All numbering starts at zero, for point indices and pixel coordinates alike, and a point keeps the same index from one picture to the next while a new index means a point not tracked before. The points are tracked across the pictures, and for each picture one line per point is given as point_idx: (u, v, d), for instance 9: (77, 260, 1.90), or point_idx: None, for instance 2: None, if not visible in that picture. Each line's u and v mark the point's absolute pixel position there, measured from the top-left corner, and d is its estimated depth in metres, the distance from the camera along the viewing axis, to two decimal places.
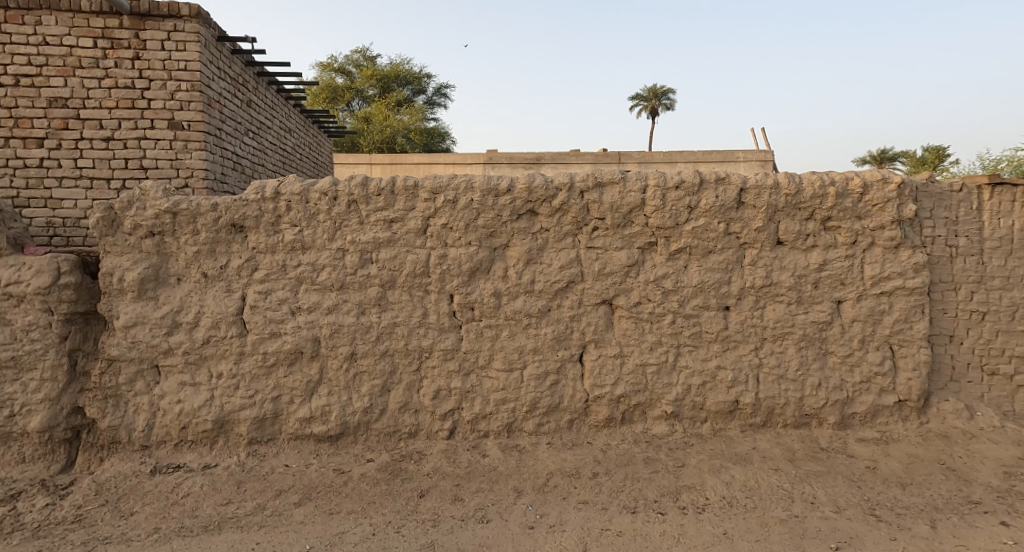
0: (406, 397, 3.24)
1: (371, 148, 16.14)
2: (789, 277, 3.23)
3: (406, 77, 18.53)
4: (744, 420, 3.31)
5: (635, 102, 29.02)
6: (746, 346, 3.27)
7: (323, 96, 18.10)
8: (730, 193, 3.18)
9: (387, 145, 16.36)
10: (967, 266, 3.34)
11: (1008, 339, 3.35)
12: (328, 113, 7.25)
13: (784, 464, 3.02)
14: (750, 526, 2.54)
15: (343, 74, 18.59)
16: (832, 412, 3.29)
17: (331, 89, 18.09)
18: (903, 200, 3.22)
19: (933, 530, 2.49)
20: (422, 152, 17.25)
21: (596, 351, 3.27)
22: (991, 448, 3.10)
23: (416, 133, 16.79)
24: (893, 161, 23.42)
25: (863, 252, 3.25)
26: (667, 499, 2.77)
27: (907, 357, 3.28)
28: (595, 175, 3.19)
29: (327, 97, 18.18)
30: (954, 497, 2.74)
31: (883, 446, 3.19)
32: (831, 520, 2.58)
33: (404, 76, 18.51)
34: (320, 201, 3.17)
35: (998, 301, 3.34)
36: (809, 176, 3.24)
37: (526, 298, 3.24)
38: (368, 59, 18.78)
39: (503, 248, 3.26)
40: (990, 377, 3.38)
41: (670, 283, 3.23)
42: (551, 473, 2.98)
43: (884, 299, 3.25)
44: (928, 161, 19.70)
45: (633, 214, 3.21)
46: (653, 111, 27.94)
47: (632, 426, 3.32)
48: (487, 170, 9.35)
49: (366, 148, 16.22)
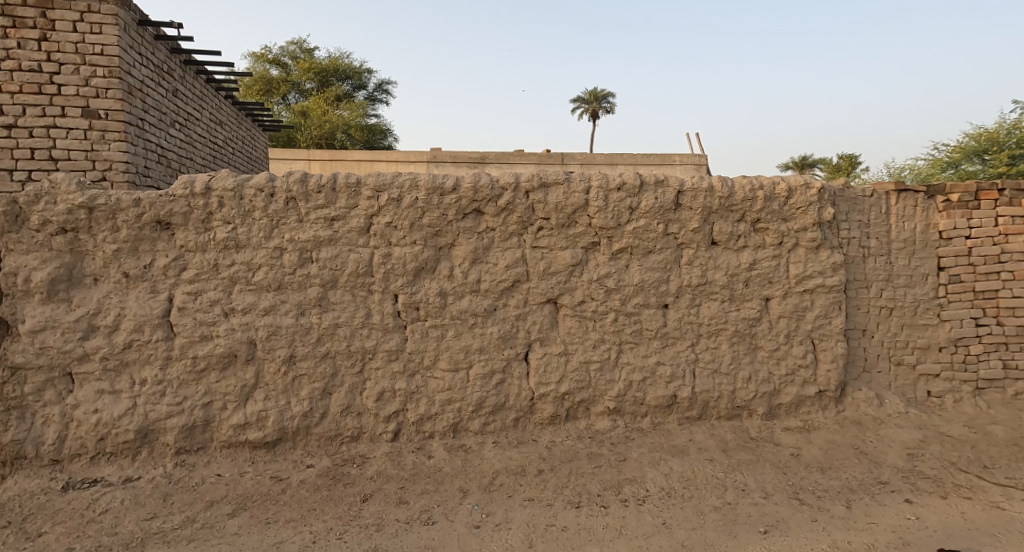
0: (348, 400, 3.16)
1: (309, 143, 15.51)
2: (722, 276, 3.40)
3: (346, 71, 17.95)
4: (682, 414, 3.44)
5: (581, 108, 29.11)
6: (682, 343, 3.41)
7: (257, 88, 17.13)
8: (669, 196, 3.32)
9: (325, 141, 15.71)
10: (877, 266, 3.63)
11: (911, 332, 3.67)
12: (263, 106, 6.93)
13: (718, 455, 3.18)
14: (687, 515, 2.67)
15: (277, 65, 17.78)
16: (761, 404, 3.48)
17: (266, 81, 17.28)
18: (822, 203, 3.46)
19: (849, 510, 2.70)
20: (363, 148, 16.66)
21: (541, 349, 3.31)
22: (897, 432, 3.40)
23: (356, 129, 16.19)
24: (814, 167, 24.89)
25: (788, 252, 3.46)
26: (609, 493, 2.84)
27: (827, 351, 3.51)
28: (539, 175, 3.24)
29: (262, 89, 17.25)
30: (866, 478, 2.99)
31: (806, 434, 3.40)
32: (760, 505, 2.74)
33: (343, 71, 17.90)
34: (255, 198, 3.03)
35: (903, 298, 3.65)
36: (740, 180, 3.43)
37: (472, 299, 3.24)
38: (304, 51, 18.06)
39: (448, 247, 3.24)
40: (897, 367, 3.68)
41: (612, 282, 3.32)
42: (496, 471, 2.99)
43: (806, 296, 3.48)
44: (843, 168, 21.08)
45: (576, 214, 3.28)
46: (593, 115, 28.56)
47: (576, 422, 3.38)
48: (430, 169, 9.05)
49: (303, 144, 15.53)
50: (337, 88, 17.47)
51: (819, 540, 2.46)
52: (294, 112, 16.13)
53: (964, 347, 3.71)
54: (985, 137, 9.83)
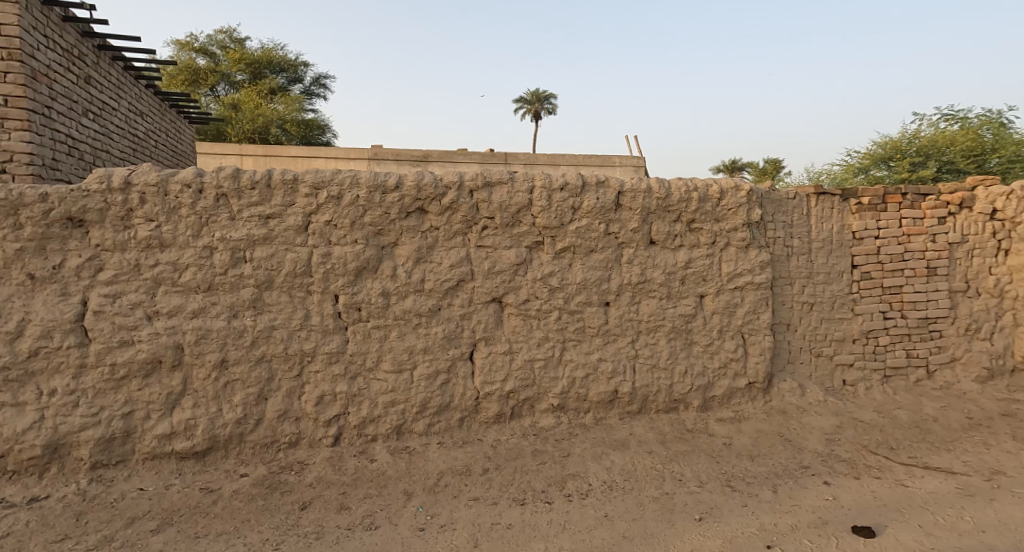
0: (285, 404, 3.04)
1: (241, 138, 14.70)
2: (660, 274, 3.52)
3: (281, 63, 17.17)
4: (623, 408, 3.54)
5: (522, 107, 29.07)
6: (623, 339, 3.50)
7: (181, 78, 16.20)
8: (609, 196, 3.40)
9: (258, 135, 14.93)
10: (800, 264, 3.87)
11: (829, 326, 3.94)
12: (189, 97, 6.53)
13: (656, 447, 3.29)
14: (627, 506, 2.74)
15: (204, 55, 16.83)
16: (696, 396, 3.63)
17: (192, 72, 16.35)
18: (751, 205, 3.66)
19: (775, 494, 2.87)
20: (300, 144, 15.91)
21: (486, 349, 3.31)
22: (817, 419, 3.64)
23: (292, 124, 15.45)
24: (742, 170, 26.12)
25: (720, 251, 3.64)
26: (553, 488, 2.88)
27: (756, 345, 3.71)
28: (483, 175, 3.25)
29: (187, 79, 16.32)
30: (790, 463, 3.18)
31: (737, 424, 3.58)
32: (695, 494, 2.86)
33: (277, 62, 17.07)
34: (181, 194, 2.87)
35: (822, 294, 3.91)
36: (676, 182, 3.56)
37: (415, 298, 3.19)
38: (235, 40, 17.17)
39: (391, 247, 3.18)
40: (817, 358, 3.94)
41: (555, 281, 3.37)
42: (441, 472, 2.96)
43: (737, 293, 3.66)
44: (769, 171, 22.27)
45: (520, 214, 3.31)
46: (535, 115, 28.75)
47: (520, 420, 3.40)
48: (371, 167, 7.87)
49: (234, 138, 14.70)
50: (271, 81, 16.63)
51: (749, 523, 2.59)
52: (224, 105, 15.26)
53: (874, 338, 4.02)
54: (891, 145, 10.69)
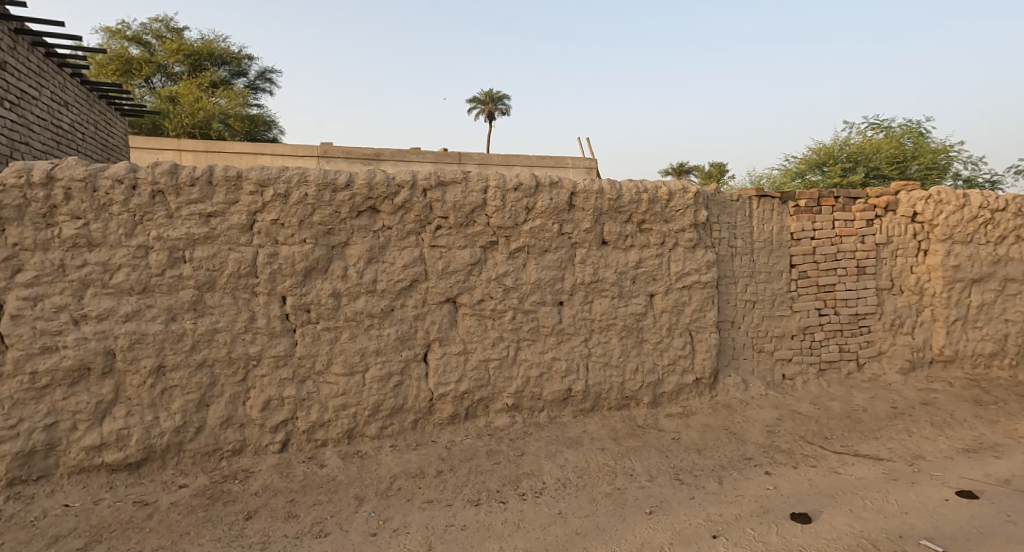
0: (229, 410, 2.91)
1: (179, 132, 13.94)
2: (612, 274, 3.58)
3: (222, 56, 16.43)
4: (576, 406, 3.58)
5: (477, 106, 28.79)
6: (576, 338, 3.54)
7: (112, 67, 15.27)
8: (563, 197, 3.44)
9: (198, 130, 14.19)
10: (743, 264, 4.03)
11: (770, 323, 4.12)
12: (120, 88, 6.16)
13: (609, 443, 3.35)
14: (581, 503, 2.78)
15: (137, 44, 15.92)
16: (647, 393, 3.71)
17: (124, 61, 15.44)
18: (697, 207, 3.78)
19: (721, 485, 2.97)
20: (244, 140, 15.23)
21: (440, 349, 3.28)
22: (759, 412, 3.80)
23: (235, 119, 14.75)
24: (688, 172, 26.96)
25: (669, 251, 3.74)
26: (508, 488, 2.89)
27: (702, 342, 3.83)
28: (436, 174, 3.22)
29: (118, 69, 15.39)
30: (735, 456, 3.30)
31: (685, 419, 3.69)
32: (646, 488, 2.93)
33: (218, 54, 16.33)
34: (112, 191, 2.70)
35: (763, 292, 4.08)
36: (627, 184, 3.64)
37: (367, 299, 3.13)
38: (171, 30, 16.32)
39: (341, 246, 3.10)
40: (759, 354, 4.11)
41: (510, 281, 3.37)
42: (394, 476, 2.91)
43: (685, 292, 3.77)
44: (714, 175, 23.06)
45: (474, 214, 3.30)
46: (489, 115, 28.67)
47: (475, 421, 3.39)
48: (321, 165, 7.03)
49: (172, 132, 13.93)
50: (213, 74, 15.90)
51: (697, 515, 2.68)
52: (160, 97, 14.46)
53: (810, 334, 4.23)
54: (823, 151, 11.29)
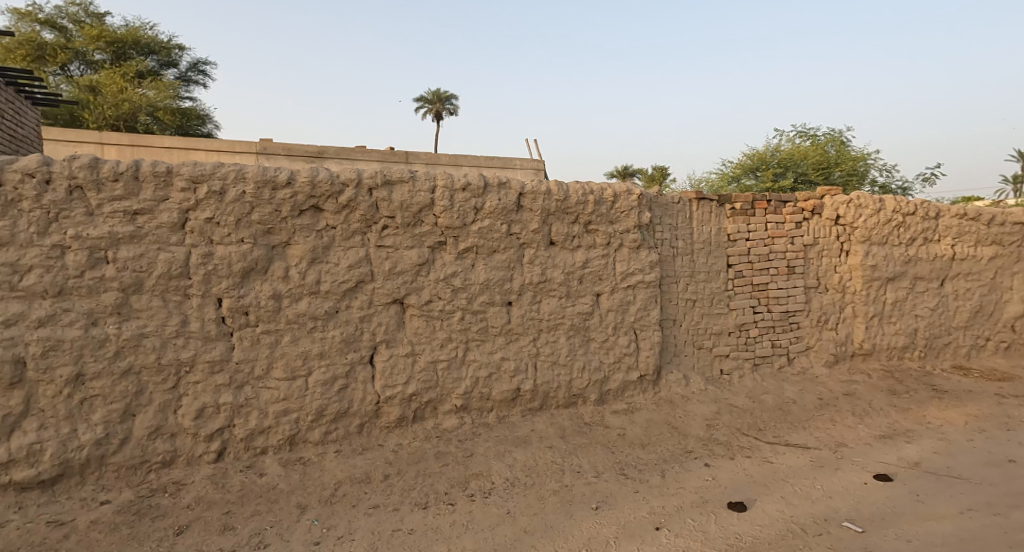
0: (158, 420, 2.75)
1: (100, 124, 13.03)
2: (560, 274, 3.63)
3: (149, 45, 15.52)
4: (525, 406, 3.60)
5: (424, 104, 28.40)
6: (525, 338, 3.56)
7: (22, 52, 14.13)
8: (511, 197, 3.46)
9: (123, 122, 13.32)
10: (684, 264, 4.17)
11: (709, 320, 4.28)
12: (31, 76, 5.71)
13: (556, 441, 3.39)
14: (529, 501, 2.80)
15: (52, 28, 14.80)
16: (593, 391, 3.78)
17: (36, 46, 14.32)
18: (641, 208, 3.89)
19: (663, 479, 3.06)
20: (174, 135, 14.42)
21: (387, 351, 3.22)
22: (699, 407, 3.95)
23: (164, 112, 13.94)
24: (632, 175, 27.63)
25: (615, 251, 3.82)
26: (456, 489, 2.87)
27: (646, 340, 3.94)
28: (383, 173, 3.16)
29: (30, 54, 14.26)
30: (676, 449, 3.42)
31: (630, 415, 3.78)
32: (593, 484, 2.98)
33: (144, 43, 15.41)
34: (23, 186, 2.51)
35: (702, 291, 4.24)
36: (574, 185, 3.70)
37: (310, 301, 3.04)
38: (91, 15, 15.27)
39: (282, 246, 3.00)
40: (699, 350, 4.27)
41: (458, 281, 3.36)
42: (338, 482, 2.84)
43: (630, 291, 3.86)
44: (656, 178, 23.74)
45: (422, 213, 3.26)
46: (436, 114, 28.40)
47: (423, 423, 3.34)
48: (259, 162, 5.80)
49: (92, 124, 13.01)
50: (139, 63, 14.98)
51: (641, 508, 2.75)
52: (79, 87, 13.49)
53: (745, 330, 4.42)
54: (756, 157, 11.86)
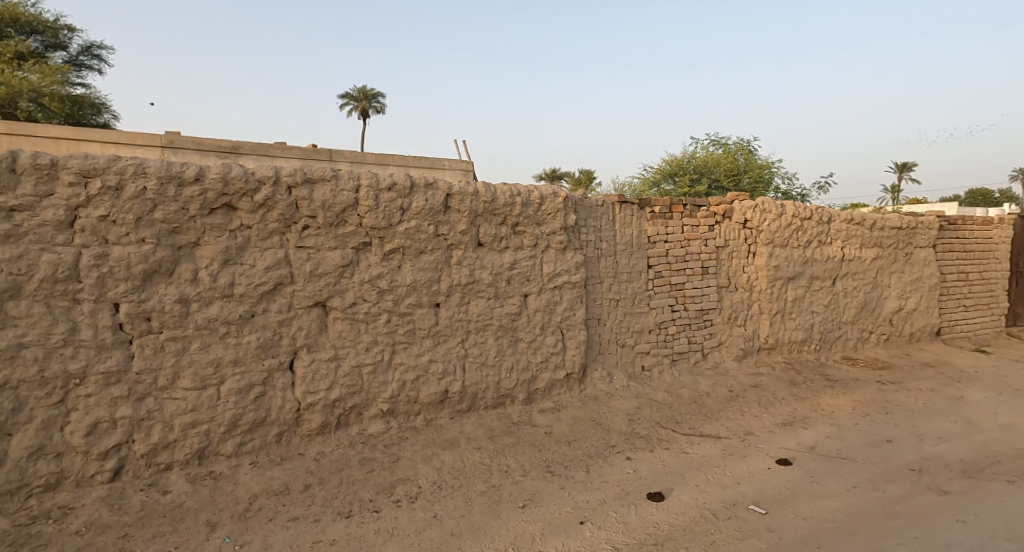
0: (42, 438, 2.50)
1: None
2: (488, 275, 3.64)
3: (33, 24, 14.07)
4: (453, 407, 3.57)
5: (349, 100, 27.46)
6: (453, 339, 3.54)
7: None
8: (438, 198, 3.44)
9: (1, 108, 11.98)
10: (608, 265, 4.31)
11: (632, 319, 4.44)
12: None
13: (485, 442, 3.39)
14: (457, 504, 2.79)
15: None
16: (521, 390, 3.82)
17: None
18: (567, 211, 3.97)
19: (588, 474, 3.15)
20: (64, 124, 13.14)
21: (308, 357, 3.10)
22: (622, 402, 4.09)
23: (51, 98, 12.68)
24: (559, 178, 28.14)
25: (542, 253, 3.89)
26: (381, 496, 2.81)
27: (572, 339, 4.02)
28: (303, 171, 3.05)
29: None
30: (600, 445, 3.52)
31: (556, 413, 3.85)
32: (520, 483, 3.01)
33: (27, 22, 13.95)
34: None
35: (625, 291, 4.39)
36: (501, 187, 3.73)
37: (223, 305, 2.87)
38: None
39: (190, 247, 2.82)
40: (622, 348, 4.42)
41: (384, 283, 3.29)
42: (254, 495, 2.69)
43: (556, 292, 3.94)
44: (583, 181, 24.30)
45: (346, 213, 3.18)
46: (361, 112, 27.64)
47: (347, 429, 3.24)
48: (165, 156, 4.90)
49: None
50: (18, 44, 13.54)
51: (566, 503, 2.81)
52: None
53: (664, 328, 4.63)
54: (673, 162, 12.45)
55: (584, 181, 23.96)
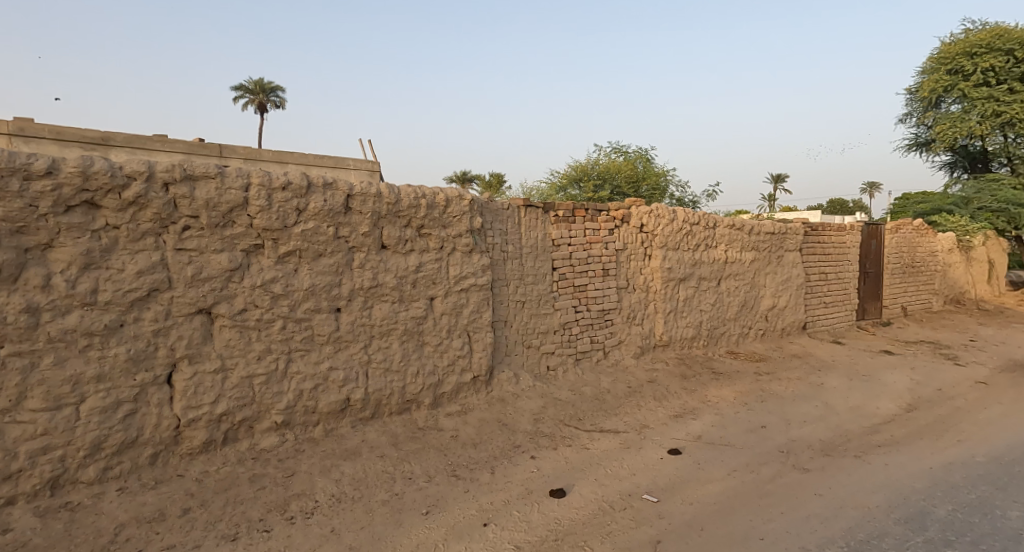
0: None
1: None
2: (392, 278, 3.55)
3: None
4: (355, 415, 3.43)
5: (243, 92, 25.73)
6: (355, 345, 3.41)
7: None
8: (338, 199, 3.30)
9: None
10: (514, 267, 4.34)
11: (537, 320, 4.51)
12: None
13: (388, 450, 3.29)
14: (356, 516, 2.68)
15: None
16: (427, 395, 3.75)
17: None
18: (473, 213, 3.96)
19: (493, 475, 3.15)
20: None
21: (190, 369, 2.86)
22: (528, 402, 4.13)
23: None
24: (469, 181, 28.08)
25: (448, 256, 3.84)
26: (273, 514, 2.63)
27: (479, 341, 4.01)
28: (183, 166, 2.81)
29: None
30: (506, 445, 3.53)
31: (463, 416, 3.82)
32: (424, 489, 2.95)
33: None
34: None
35: (530, 293, 4.45)
36: (405, 188, 3.65)
37: (84, 314, 2.57)
38: None
39: (42, 249, 2.50)
40: (528, 349, 4.47)
41: (278, 288, 3.10)
42: (121, 525, 2.42)
43: (463, 295, 3.91)
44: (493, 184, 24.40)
45: (233, 213, 2.97)
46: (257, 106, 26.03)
47: (236, 445, 3.02)
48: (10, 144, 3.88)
49: None
50: None
51: (470, 506, 2.79)
52: None
53: (568, 328, 4.74)
54: (578, 168, 12.85)
55: (494, 184, 24.07)
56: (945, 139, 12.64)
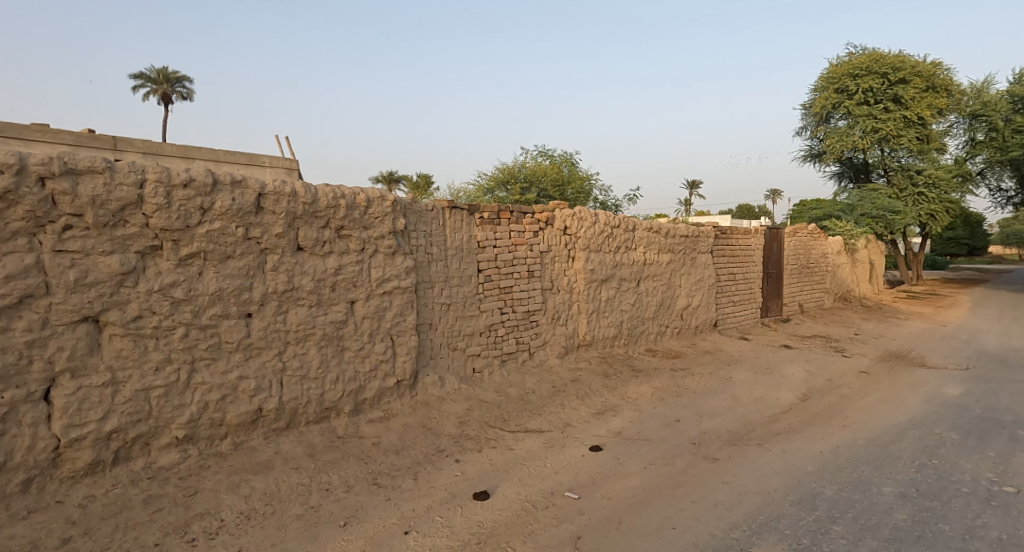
0: None
1: None
2: (309, 281, 3.39)
3: None
4: (268, 426, 3.24)
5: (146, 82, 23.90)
6: (268, 352, 3.22)
7: None
8: (248, 198, 3.11)
9: None
10: (438, 269, 4.27)
11: (462, 322, 4.46)
12: None
13: (304, 461, 3.13)
14: (267, 533, 2.52)
15: None
16: (347, 402, 3.60)
17: None
18: (396, 215, 3.85)
19: (415, 481, 3.07)
20: None
21: (73, 383, 2.59)
22: (452, 405, 4.07)
23: None
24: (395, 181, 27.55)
25: (369, 258, 3.72)
26: (171, 537, 2.43)
27: (402, 345, 3.91)
28: (64, 160, 2.55)
29: None
30: (429, 450, 3.46)
31: (385, 422, 3.70)
32: (343, 500, 2.83)
33: None
34: None
35: (455, 295, 4.39)
36: (323, 188, 3.50)
37: None
38: None
39: None
40: (453, 351, 4.41)
41: (180, 293, 2.88)
42: None
43: (385, 298, 3.80)
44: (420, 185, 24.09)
45: (125, 212, 2.73)
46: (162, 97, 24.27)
47: (129, 464, 2.76)
48: None
49: None
50: None
51: (391, 515, 2.70)
52: None
53: (494, 330, 4.72)
54: (505, 170, 12.93)
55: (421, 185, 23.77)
56: (833, 153, 13.76)
